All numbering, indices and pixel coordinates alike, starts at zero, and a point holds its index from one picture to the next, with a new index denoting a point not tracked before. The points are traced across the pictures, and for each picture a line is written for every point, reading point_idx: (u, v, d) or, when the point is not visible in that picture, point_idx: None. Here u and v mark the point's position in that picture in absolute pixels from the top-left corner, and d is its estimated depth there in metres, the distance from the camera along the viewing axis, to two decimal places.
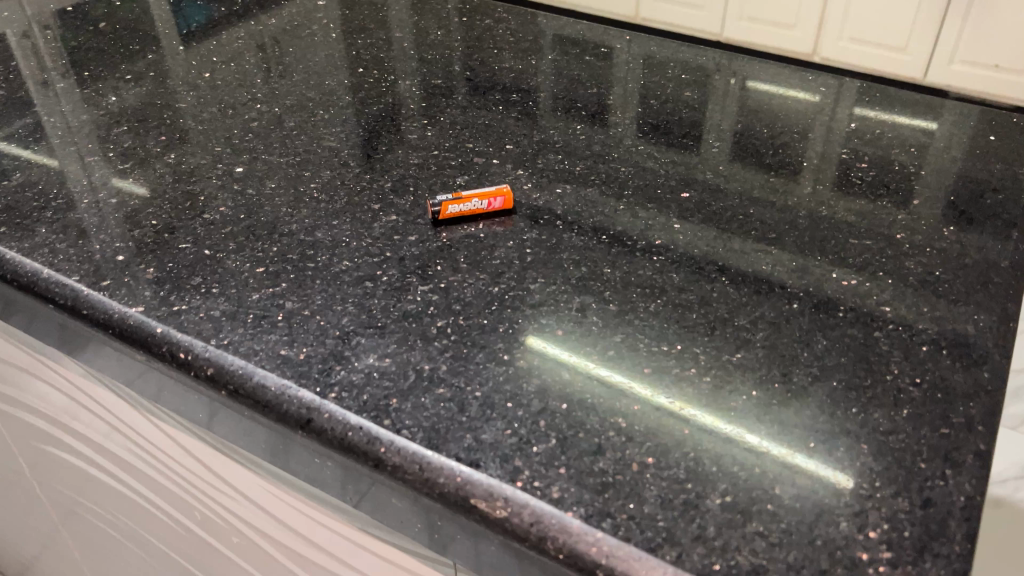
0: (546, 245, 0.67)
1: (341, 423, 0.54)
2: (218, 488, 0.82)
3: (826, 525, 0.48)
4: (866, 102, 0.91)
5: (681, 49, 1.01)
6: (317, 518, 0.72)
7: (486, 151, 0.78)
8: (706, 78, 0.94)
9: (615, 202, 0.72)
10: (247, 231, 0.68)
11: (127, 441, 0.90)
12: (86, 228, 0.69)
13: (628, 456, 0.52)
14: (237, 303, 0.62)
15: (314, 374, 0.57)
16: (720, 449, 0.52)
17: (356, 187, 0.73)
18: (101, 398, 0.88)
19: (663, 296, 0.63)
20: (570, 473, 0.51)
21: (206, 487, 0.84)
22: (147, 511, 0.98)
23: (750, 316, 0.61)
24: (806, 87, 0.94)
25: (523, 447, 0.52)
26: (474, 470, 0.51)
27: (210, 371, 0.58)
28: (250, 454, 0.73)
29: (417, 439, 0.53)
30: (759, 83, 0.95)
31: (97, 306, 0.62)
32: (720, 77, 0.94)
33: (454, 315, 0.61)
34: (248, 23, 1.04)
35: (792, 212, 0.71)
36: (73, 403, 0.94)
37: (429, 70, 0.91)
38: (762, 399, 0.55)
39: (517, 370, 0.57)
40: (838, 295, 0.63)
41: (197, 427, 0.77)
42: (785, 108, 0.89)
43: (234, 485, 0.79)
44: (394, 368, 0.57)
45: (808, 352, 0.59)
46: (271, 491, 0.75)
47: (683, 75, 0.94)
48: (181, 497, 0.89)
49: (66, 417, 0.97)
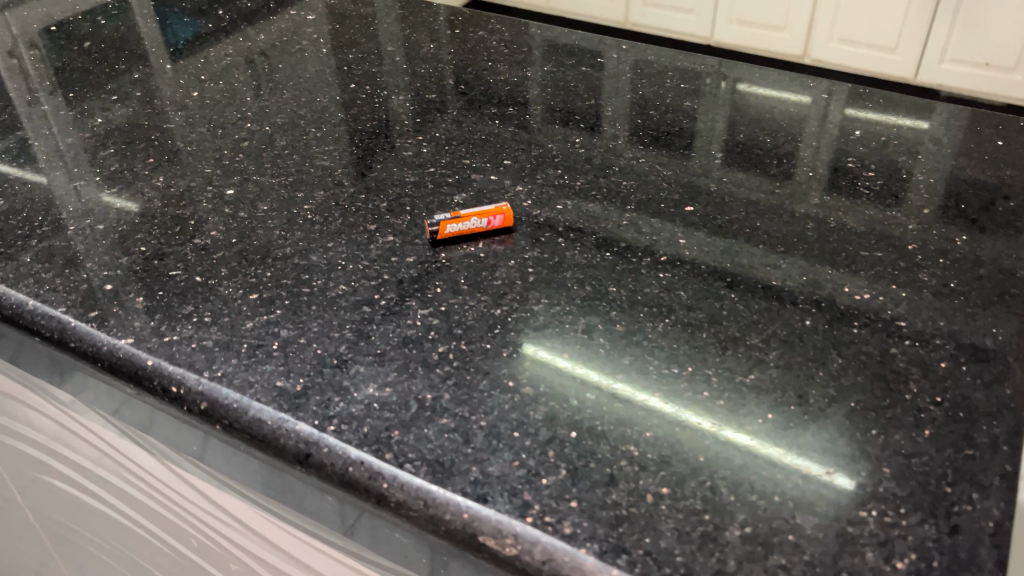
0: (549, 265, 0.65)
1: (341, 457, 0.52)
2: (215, 517, 0.79)
3: (851, 555, 0.46)
4: (861, 105, 0.87)
5: (672, 55, 0.97)
6: (314, 546, 0.70)
7: (484, 167, 0.76)
8: (697, 84, 0.91)
9: (618, 218, 0.70)
10: (239, 256, 0.66)
11: (120, 469, 0.88)
12: (72, 256, 0.67)
13: (642, 487, 0.50)
14: (231, 331, 0.60)
15: (313, 406, 0.54)
16: (736, 476, 0.50)
17: (350, 207, 0.71)
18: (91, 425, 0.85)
19: (671, 315, 0.60)
20: (582, 507, 0.48)
21: (202, 517, 0.81)
22: (142, 538, 0.95)
23: (762, 334, 0.59)
24: (800, 91, 0.90)
25: (532, 479, 0.50)
26: (482, 505, 0.49)
27: (204, 406, 0.56)
28: (243, 482, 0.71)
29: (421, 473, 0.50)
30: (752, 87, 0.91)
31: (85, 338, 0.60)
32: (711, 83, 0.91)
33: (456, 340, 0.59)
34: (237, 39, 1.02)
35: (800, 223, 0.69)
36: (62, 430, 0.92)
37: (423, 84, 0.89)
38: (778, 423, 0.53)
39: (523, 397, 0.55)
40: (852, 310, 0.61)
41: (188, 455, 0.75)
42: (782, 114, 0.86)
43: (232, 514, 0.77)
44: (395, 398, 0.55)
45: (824, 371, 0.57)
46: (266, 518, 0.72)
47: (676, 82, 0.91)
48: (175, 524, 0.87)
49: (57, 446, 0.95)
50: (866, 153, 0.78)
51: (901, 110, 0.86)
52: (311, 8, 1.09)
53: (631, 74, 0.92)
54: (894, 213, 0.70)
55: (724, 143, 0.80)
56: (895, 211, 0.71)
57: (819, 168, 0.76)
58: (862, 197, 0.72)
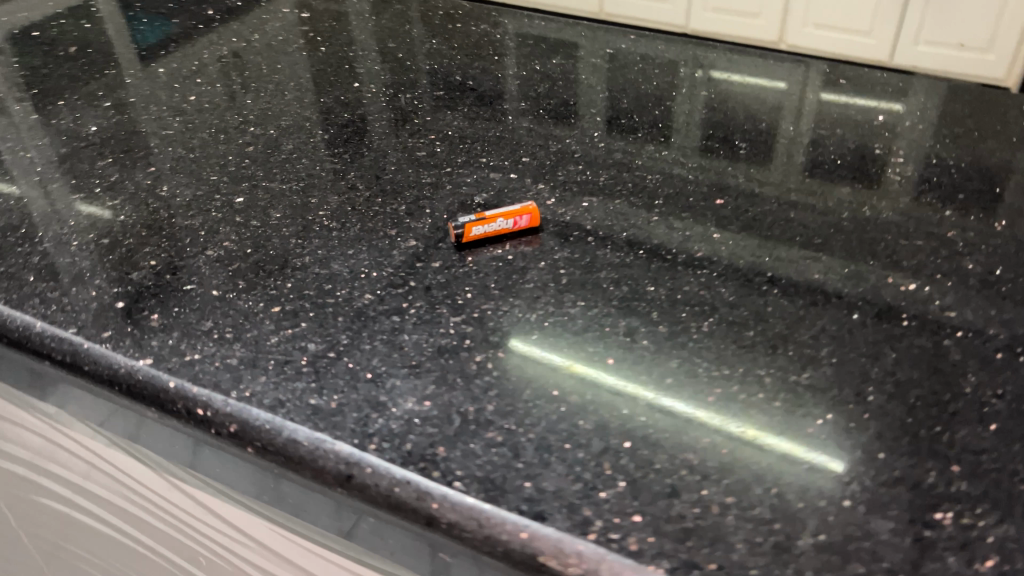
0: (581, 265, 0.63)
1: (385, 477, 0.49)
2: (221, 533, 0.75)
3: (931, 560, 0.44)
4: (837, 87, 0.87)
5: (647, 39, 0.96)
6: (333, 562, 0.66)
7: (502, 165, 0.73)
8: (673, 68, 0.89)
9: (647, 214, 0.67)
10: (256, 267, 0.63)
11: (116, 486, 0.84)
12: (78, 274, 0.63)
13: (706, 497, 0.47)
14: (255, 348, 0.57)
15: (351, 424, 0.52)
16: (803, 481, 0.48)
17: (368, 212, 0.68)
18: (85, 442, 0.81)
19: (715, 314, 0.58)
20: (646, 521, 0.46)
21: (207, 533, 0.77)
22: (140, 556, 0.91)
23: (810, 331, 0.57)
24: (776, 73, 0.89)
25: (590, 493, 0.47)
26: (540, 523, 0.46)
27: (234, 428, 0.53)
28: (255, 498, 0.67)
29: (472, 491, 0.48)
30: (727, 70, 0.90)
31: (100, 360, 0.57)
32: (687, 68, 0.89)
33: (493, 348, 0.57)
34: (229, 38, 0.98)
35: (834, 214, 0.67)
36: (52, 448, 0.87)
37: (429, 81, 0.86)
38: (839, 423, 0.51)
39: (570, 406, 0.52)
40: (899, 302, 0.59)
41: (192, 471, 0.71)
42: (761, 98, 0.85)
43: (241, 530, 0.73)
44: (436, 412, 0.52)
45: (879, 367, 0.54)
46: (278, 534, 0.69)
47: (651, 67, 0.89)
48: (177, 541, 0.83)
49: (48, 464, 0.90)
50: (891, 139, 0.76)
51: (920, 94, 0.84)
52: (304, 5, 1.05)
53: (640, 65, 0.90)
54: (928, 199, 0.69)
55: (747, 132, 0.78)
56: (929, 197, 0.69)
57: (845, 156, 0.75)
58: (894, 184, 0.70)
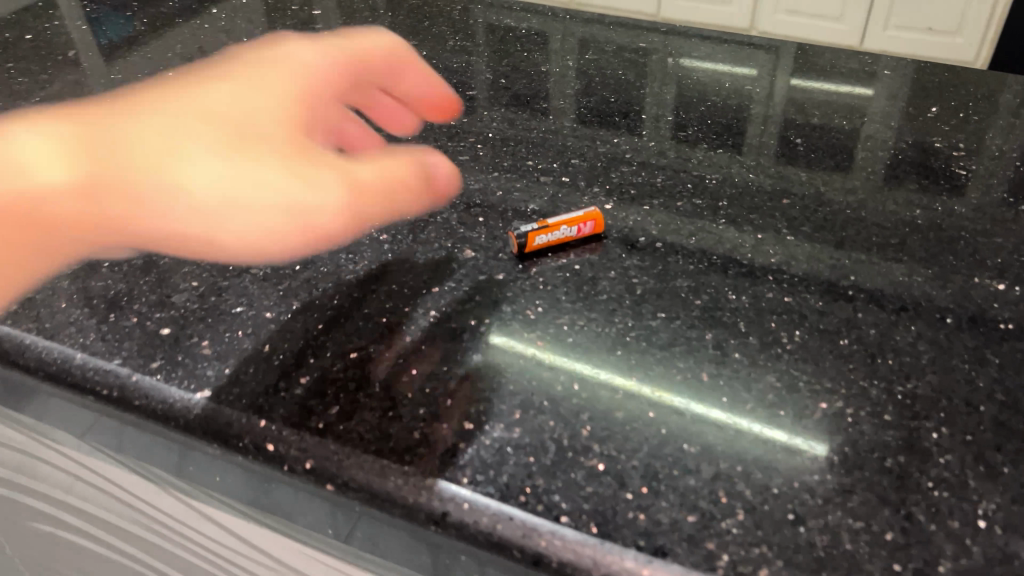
0: (655, 272, 0.60)
1: (485, 514, 0.45)
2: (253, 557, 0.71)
3: None
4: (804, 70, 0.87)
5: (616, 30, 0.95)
6: None
7: (552, 168, 0.70)
8: (642, 58, 0.89)
9: (713, 216, 0.65)
10: (308, 285, 0.59)
11: (125, 509, 0.78)
12: (115, 299, 0.59)
13: (832, 522, 0.44)
14: (321, 375, 0.53)
15: (439, 456, 0.48)
16: (932, 500, 0.45)
17: (419, 223, 0.64)
18: (90, 466, 0.75)
19: (804, 324, 0.55)
20: (775, 552, 0.43)
21: (234, 557, 0.72)
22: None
23: (907, 338, 0.54)
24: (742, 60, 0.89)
25: (710, 524, 0.44)
26: (662, 559, 0.43)
27: (310, 464, 0.49)
28: (298, 529, 0.62)
29: (583, 526, 0.44)
30: (695, 60, 0.89)
31: (152, 394, 0.52)
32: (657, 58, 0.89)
33: (577, 367, 0.53)
34: (238, 39, 0.93)
35: (906, 212, 0.65)
36: (48, 471, 0.81)
37: (459, 81, 0.83)
38: (956, 436, 0.48)
39: (671, 429, 0.49)
40: (992, 303, 0.57)
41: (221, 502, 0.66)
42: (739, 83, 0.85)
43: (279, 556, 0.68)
44: (529, 440, 0.49)
45: (985, 375, 0.52)
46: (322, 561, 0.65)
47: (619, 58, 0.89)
48: (196, 563, 0.78)
49: (49, 488, 0.83)
50: (947, 131, 0.74)
51: (966, 84, 0.81)
52: (313, 3, 1.01)
53: (674, 62, 0.88)
54: (999, 194, 0.66)
55: (801, 127, 0.77)
56: (999, 191, 0.67)
57: (903, 150, 0.72)
58: (959, 179, 0.68)
